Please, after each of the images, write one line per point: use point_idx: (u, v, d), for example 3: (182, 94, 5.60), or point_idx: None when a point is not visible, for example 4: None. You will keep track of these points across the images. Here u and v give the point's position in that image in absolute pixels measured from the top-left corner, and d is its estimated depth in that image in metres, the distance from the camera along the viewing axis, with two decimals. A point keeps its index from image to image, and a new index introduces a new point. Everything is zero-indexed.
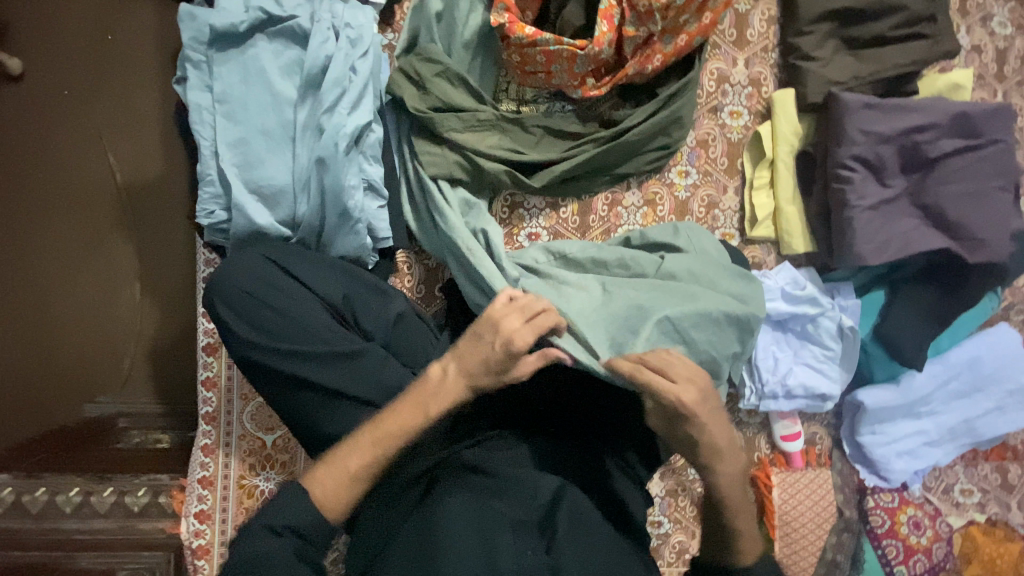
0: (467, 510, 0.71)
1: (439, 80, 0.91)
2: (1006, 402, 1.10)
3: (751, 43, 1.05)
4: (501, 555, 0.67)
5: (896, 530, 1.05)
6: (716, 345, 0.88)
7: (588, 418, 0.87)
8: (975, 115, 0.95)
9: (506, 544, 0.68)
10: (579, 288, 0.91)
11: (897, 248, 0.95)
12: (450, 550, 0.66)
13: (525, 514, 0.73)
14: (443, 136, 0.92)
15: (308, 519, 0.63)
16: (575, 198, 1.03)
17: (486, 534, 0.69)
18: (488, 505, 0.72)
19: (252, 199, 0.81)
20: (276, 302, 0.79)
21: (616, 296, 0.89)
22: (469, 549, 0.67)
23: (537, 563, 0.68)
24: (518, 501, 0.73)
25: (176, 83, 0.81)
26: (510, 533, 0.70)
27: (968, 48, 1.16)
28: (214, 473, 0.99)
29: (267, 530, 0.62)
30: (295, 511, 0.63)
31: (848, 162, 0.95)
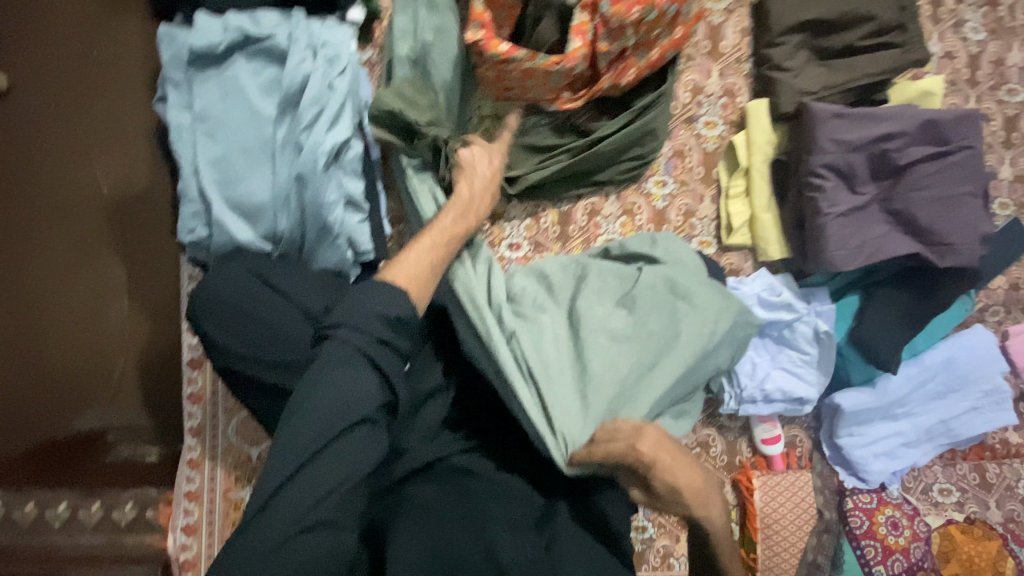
0: (466, 506, 0.76)
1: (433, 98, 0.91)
2: (981, 403, 1.12)
3: (725, 54, 1.07)
4: (502, 544, 0.72)
5: (874, 530, 1.07)
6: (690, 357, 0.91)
7: None
8: (943, 122, 0.97)
9: (506, 537, 0.73)
10: (554, 332, 0.91)
11: (867, 254, 0.97)
12: (453, 541, 0.70)
13: (519, 515, 0.79)
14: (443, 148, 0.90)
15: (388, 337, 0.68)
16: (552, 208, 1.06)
17: (485, 528, 0.73)
18: (484, 505, 0.78)
19: (232, 215, 0.83)
20: (260, 315, 0.80)
21: (592, 347, 0.89)
22: (471, 538, 0.72)
23: (534, 555, 0.73)
24: (511, 505, 0.80)
25: (159, 102, 0.83)
26: (508, 528, 0.75)
27: (940, 54, 1.17)
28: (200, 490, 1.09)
29: (345, 343, 0.66)
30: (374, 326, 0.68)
31: (819, 170, 0.97)
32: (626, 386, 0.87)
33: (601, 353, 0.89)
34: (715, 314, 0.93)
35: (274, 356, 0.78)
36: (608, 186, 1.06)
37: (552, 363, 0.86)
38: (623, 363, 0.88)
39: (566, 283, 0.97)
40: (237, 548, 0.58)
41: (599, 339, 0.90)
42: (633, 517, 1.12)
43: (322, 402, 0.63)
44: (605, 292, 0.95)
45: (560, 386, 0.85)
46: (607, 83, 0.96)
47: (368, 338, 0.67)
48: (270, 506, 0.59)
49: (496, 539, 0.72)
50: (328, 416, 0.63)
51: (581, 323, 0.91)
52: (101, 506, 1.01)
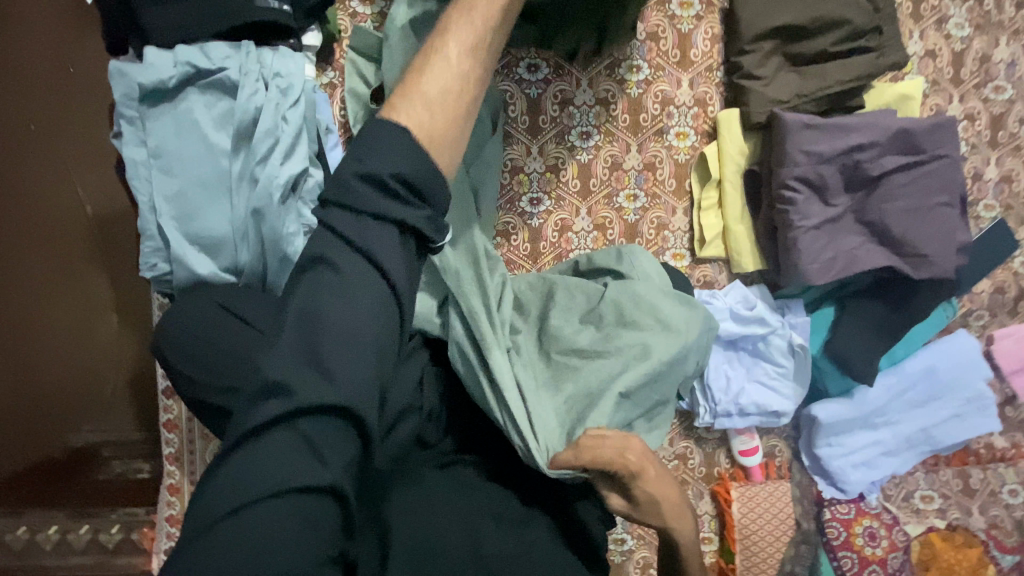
0: (450, 505, 0.74)
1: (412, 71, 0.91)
2: (964, 409, 1.11)
3: (695, 63, 1.05)
4: (488, 539, 0.71)
5: (851, 541, 1.06)
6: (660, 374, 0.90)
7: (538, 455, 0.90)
8: (917, 131, 0.94)
9: (491, 532, 0.73)
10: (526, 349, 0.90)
11: (841, 267, 0.95)
12: (441, 533, 0.70)
13: (503, 509, 0.78)
14: None
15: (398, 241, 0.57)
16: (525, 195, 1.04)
17: (473, 527, 0.72)
18: (471, 496, 0.78)
19: (193, 250, 0.82)
20: (221, 342, 0.77)
21: (565, 364, 0.89)
22: (459, 539, 0.70)
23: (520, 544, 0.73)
24: (497, 500, 0.79)
25: (113, 138, 0.82)
26: (491, 523, 0.74)
27: (921, 53, 1.13)
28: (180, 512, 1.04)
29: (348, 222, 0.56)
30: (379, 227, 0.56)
31: (790, 183, 0.95)
32: (609, 395, 0.87)
33: (573, 373, 0.89)
34: (684, 331, 0.92)
35: (227, 382, 0.76)
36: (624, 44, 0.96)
37: (528, 384, 0.85)
38: (600, 375, 0.88)
39: (532, 305, 0.96)
40: (209, 492, 0.48)
41: (570, 360, 0.90)
42: (611, 530, 1.12)
43: (317, 324, 0.53)
44: (571, 310, 0.94)
45: (539, 404, 0.84)
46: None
47: (369, 243, 0.56)
48: (249, 448, 0.50)
49: (482, 534, 0.72)
50: (323, 345, 0.52)
51: (551, 344, 0.91)
52: (88, 528, 1.14)
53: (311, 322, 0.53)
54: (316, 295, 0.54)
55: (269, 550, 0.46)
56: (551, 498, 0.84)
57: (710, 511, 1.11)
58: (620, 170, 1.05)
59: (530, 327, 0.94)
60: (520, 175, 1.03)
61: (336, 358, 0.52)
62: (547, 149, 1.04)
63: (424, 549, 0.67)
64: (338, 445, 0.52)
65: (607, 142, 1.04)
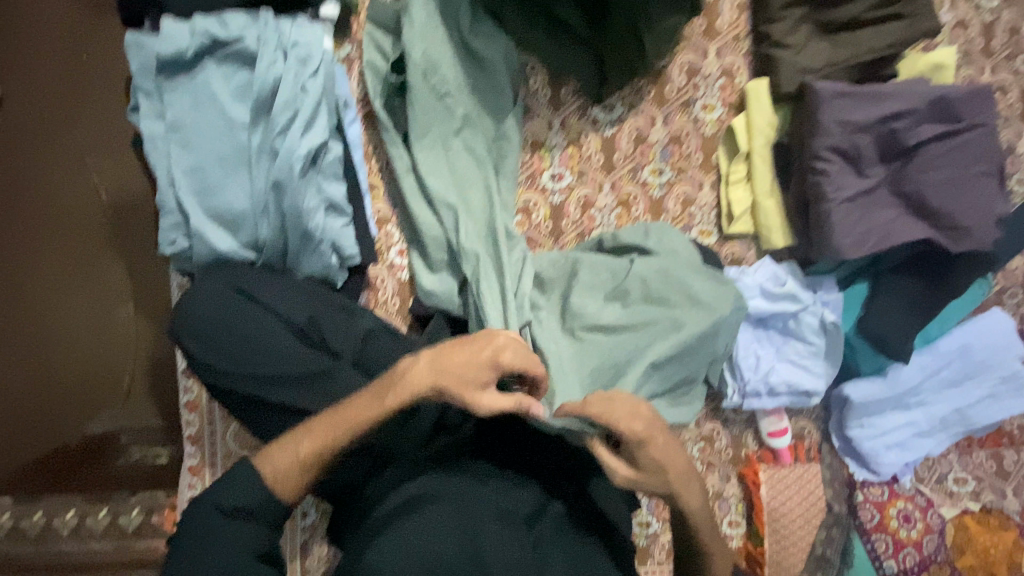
0: (451, 511, 0.74)
1: (427, 37, 0.91)
2: (998, 389, 1.07)
3: (722, 32, 1.01)
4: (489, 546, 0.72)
5: (886, 524, 1.04)
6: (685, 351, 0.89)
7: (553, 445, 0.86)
8: (955, 98, 0.91)
9: (492, 533, 0.73)
10: (550, 325, 0.90)
11: (876, 241, 0.92)
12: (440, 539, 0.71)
13: (512, 506, 0.78)
14: (443, 93, 0.92)
15: (256, 502, 0.69)
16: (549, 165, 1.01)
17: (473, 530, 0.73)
18: (474, 498, 0.77)
19: (213, 226, 0.81)
20: (244, 328, 0.81)
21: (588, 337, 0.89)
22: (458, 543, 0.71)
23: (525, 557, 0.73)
24: (505, 495, 0.79)
25: (131, 112, 0.81)
26: (497, 524, 0.75)
27: (952, 23, 1.08)
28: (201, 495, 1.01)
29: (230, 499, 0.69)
30: (243, 495, 0.69)
31: (823, 153, 0.92)
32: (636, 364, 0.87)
33: (597, 348, 0.89)
34: (714, 306, 0.90)
35: (259, 370, 0.81)
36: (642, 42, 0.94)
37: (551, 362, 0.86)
38: (624, 346, 0.88)
39: (555, 282, 0.93)
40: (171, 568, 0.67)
41: (594, 335, 0.90)
42: (636, 512, 1.10)
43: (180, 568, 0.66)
44: (596, 287, 0.92)
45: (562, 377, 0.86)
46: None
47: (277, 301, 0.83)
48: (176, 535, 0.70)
49: (483, 533, 0.73)
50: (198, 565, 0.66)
51: (576, 320, 0.90)
52: (110, 511, 1.13)
53: (195, 565, 0.66)
54: (194, 548, 0.67)
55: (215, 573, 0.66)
56: (567, 487, 0.84)
57: (737, 494, 1.07)
58: (645, 143, 1.02)
59: (553, 301, 0.93)
60: (542, 150, 1.01)
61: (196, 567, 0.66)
62: (568, 123, 1.01)
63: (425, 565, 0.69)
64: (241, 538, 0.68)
65: (632, 115, 1.02)
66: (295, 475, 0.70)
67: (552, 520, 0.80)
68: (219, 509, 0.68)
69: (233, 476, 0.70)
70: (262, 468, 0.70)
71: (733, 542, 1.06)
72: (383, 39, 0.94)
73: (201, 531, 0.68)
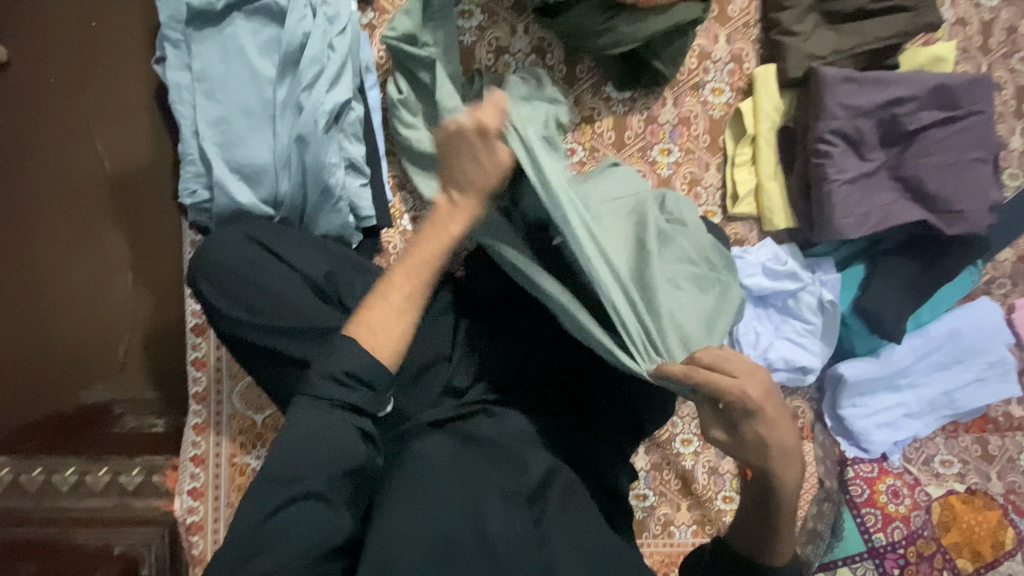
0: (456, 479, 0.74)
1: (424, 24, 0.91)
2: (986, 373, 1.11)
3: (733, 18, 1.05)
4: (491, 520, 0.71)
5: (875, 498, 1.06)
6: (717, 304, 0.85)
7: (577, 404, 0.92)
8: (955, 87, 0.95)
9: (496, 512, 0.72)
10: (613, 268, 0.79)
11: (875, 221, 0.96)
12: (444, 517, 0.69)
13: (515, 486, 0.78)
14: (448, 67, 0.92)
15: (369, 371, 0.63)
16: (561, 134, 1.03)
17: (477, 502, 0.72)
18: (478, 474, 0.76)
19: (233, 177, 0.82)
20: (258, 280, 0.78)
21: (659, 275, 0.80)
22: (461, 510, 0.71)
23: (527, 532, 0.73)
24: (507, 475, 0.78)
25: (157, 64, 0.82)
26: (502, 502, 0.74)
27: (952, 21, 1.12)
28: (204, 484, 1.01)
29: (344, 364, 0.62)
30: (366, 368, 0.63)
31: (827, 136, 0.96)
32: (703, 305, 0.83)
33: (673, 300, 0.80)
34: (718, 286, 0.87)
35: (277, 322, 0.77)
36: (661, 70, 0.99)
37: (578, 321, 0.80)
38: (681, 287, 0.83)
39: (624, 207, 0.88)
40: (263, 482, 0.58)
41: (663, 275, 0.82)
42: (634, 485, 1.12)
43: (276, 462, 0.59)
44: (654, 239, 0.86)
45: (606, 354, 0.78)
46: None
47: (290, 256, 0.80)
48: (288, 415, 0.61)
49: (487, 513, 0.71)
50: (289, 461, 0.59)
51: (644, 262, 0.80)
52: (109, 470, 1.07)
53: (295, 457, 0.59)
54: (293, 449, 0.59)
55: (315, 448, 0.60)
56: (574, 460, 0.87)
57: (732, 471, 1.16)
58: (655, 123, 1.05)
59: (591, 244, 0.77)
60: None
61: (293, 468, 0.59)
62: (582, 100, 1.04)
63: (434, 535, 0.67)
64: (336, 428, 0.61)
65: (645, 96, 1.05)
66: (395, 335, 0.65)
67: (559, 494, 0.79)
68: (333, 379, 0.62)
69: (340, 347, 0.63)
70: (354, 329, 0.65)
71: (727, 517, 1.14)
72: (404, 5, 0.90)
73: (314, 417, 0.60)
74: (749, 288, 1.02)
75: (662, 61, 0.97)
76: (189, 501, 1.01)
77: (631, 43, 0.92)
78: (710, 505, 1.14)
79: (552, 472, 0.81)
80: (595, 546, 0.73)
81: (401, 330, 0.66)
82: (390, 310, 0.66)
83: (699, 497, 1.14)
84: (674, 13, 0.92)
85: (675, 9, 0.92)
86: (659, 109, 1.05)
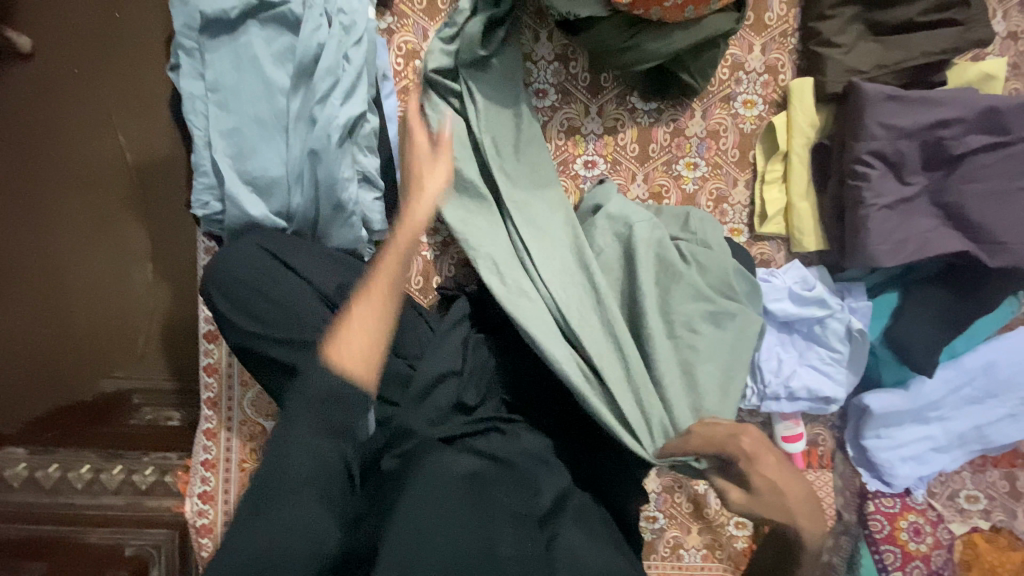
0: (461, 499, 0.71)
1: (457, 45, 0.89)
2: (1020, 410, 1.05)
3: (770, 27, 0.99)
4: (499, 542, 0.68)
5: (896, 536, 1.02)
6: (732, 348, 0.87)
7: None
8: (1006, 109, 0.89)
9: (507, 536, 0.69)
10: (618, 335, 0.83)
11: (912, 250, 0.90)
12: (452, 540, 0.66)
13: (526, 507, 0.76)
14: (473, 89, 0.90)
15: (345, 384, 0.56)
16: (583, 142, 0.99)
17: (486, 525, 0.69)
18: (487, 495, 0.73)
19: (246, 190, 0.80)
20: (271, 292, 0.76)
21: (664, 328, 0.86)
22: (469, 536, 0.67)
23: (535, 555, 0.70)
24: (516, 495, 0.76)
25: (171, 71, 0.81)
26: (511, 525, 0.71)
27: (1003, 35, 1.05)
28: (214, 488, 1.02)
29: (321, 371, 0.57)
30: (339, 391, 0.56)
31: (864, 157, 0.90)
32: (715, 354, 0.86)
33: (685, 353, 0.85)
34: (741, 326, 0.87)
35: (293, 336, 0.75)
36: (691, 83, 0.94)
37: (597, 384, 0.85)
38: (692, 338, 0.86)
39: (613, 257, 0.89)
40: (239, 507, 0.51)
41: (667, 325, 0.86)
42: (643, 507, 1.10)
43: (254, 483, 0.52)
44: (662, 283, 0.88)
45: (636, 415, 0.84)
46: (654, 11, 0.84)
47: (301, 266, 0.79)
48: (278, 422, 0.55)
49: (497, 537, 0.69)
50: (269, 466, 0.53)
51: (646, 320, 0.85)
52: (123, 468, 1.07)
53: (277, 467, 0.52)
54: (283, 457, 0.53)
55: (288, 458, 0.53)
56: (586, 481, 0.86)
57: None
58: (682, 136, 1.01)
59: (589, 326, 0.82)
60: (576, 135, 0.99)
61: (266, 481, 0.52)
62: (606, 110, 0.99)
63: (448, 560, 0.64)
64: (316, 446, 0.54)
65: (672, 107, 1.00)
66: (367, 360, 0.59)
67: (571, 514, 0.78)
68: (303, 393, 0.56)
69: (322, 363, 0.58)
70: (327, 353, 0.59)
71: (740, 543, 1.12)
72: (436, 38, 0.90)
73: (302, 423, 0.54)
74: (773, 313, 0.98)
75: (691, 74, 0.93)
76: (199, 504, 1.01)
77: (653, 62, 0.88)
78: (721, 530, 1.12)
79: (564, 495, 0.80)
80: (604, 567, 0.72)
81: (377, 346, 0.61)
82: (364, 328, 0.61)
83: (710, 521, 1.11)
84: (704, 25, 0.87)
85: (706, 20, 0.87)
86: (686, 120, 1.00)
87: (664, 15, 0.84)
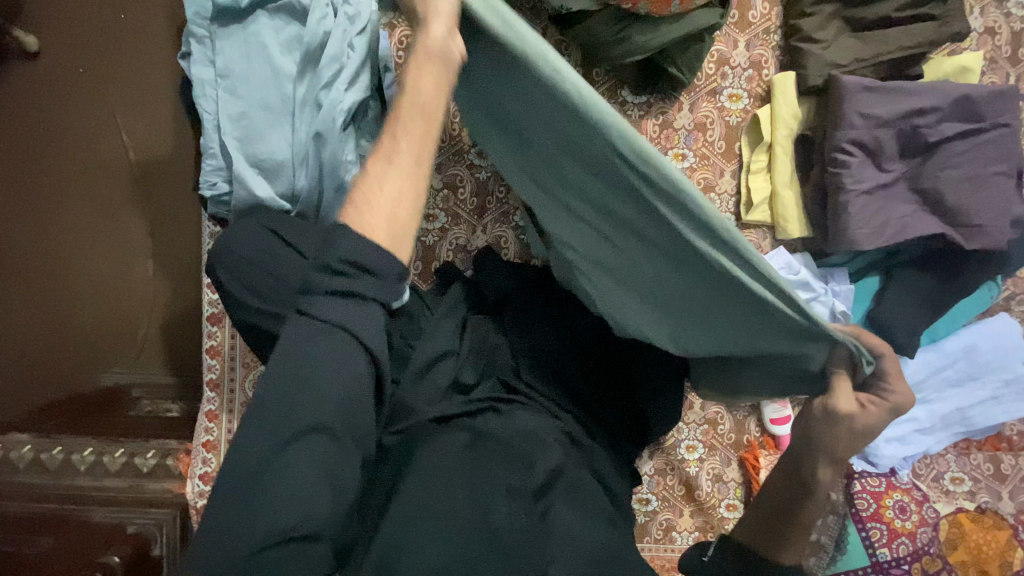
0: (461, 475, 0.74)
1: None
2: (1002, 392, 1.08)
3: (753, 24, 1.05)
4: (494, 514, 0.71)
5: (882, 513, 1.04)
6: None
7: (602, 399, 0.92)
8: (979, 98, 0.94)
9: (502, 507, 0.73)
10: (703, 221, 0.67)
11: (892, 233, 0.94)
12: (455, 510, 0.70)
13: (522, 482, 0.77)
14: None
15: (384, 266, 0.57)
16: None
17: (481, 498, 0.72)
18: (483, 469, 0.75)
19: (253, 172, 0.84)
20: (274, 268, 0.78)
21: None
22: (466, 506, 0.71)
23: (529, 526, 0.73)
24: (514, 471, 0.77)
25: (182, 58, 0.85)
26: (506, 498, 0.74)
27: (979, 31, 1.10)
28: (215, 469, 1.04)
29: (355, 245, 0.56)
30: (377, 259, 0.57)
31: (845, 146, 0.95)
32: None
33: None
34: None
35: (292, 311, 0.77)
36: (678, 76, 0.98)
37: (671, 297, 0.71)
38: None
39: None
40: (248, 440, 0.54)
41: None
42: (637, 489, 1.13)
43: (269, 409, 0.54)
44: None
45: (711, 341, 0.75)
46: (641, 4, 0.87)
47: (301, 244, 0.81)
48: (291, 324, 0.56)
49: (492, 506, 0.72)
50: (283, 410, 0.54)
51: None
52: (126, 451, 1.10)
53: (297, 367, 0.54)
54: (306, 369, 0.54)
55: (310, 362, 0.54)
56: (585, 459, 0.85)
57: (737, 479, 1.14)
58: (671, 128, 1.05)
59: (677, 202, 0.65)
60: None
61: (281, 411, 0.54)
62: None
63: (444, 534, 0.68)
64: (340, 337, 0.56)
65: (660, 101, 1.05)
66: (403, 230, 0.60)
67: (562, 492, 0.78)
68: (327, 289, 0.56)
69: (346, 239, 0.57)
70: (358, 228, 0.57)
71: (729, 525, 1.13)
72: None
73: (324, 325, 0.55)
74: None
75: (677, 66, 0.97)
76: (200, 485, 1.03)
77: (642, 54, 0.92)
78: (713, 512, 1.14)
79: (558, 471, 0.79)
80: (592, 546, 0.73)
81: (406, 225, 0.60)
82: (404, 192, 0.60)
83: (701, 504, 1.14)
84: (688, 20, 0.91)
85: (690, 15, 0.92)
86: (674, 113, 1.05)
87: (651, 8, 0.88)
